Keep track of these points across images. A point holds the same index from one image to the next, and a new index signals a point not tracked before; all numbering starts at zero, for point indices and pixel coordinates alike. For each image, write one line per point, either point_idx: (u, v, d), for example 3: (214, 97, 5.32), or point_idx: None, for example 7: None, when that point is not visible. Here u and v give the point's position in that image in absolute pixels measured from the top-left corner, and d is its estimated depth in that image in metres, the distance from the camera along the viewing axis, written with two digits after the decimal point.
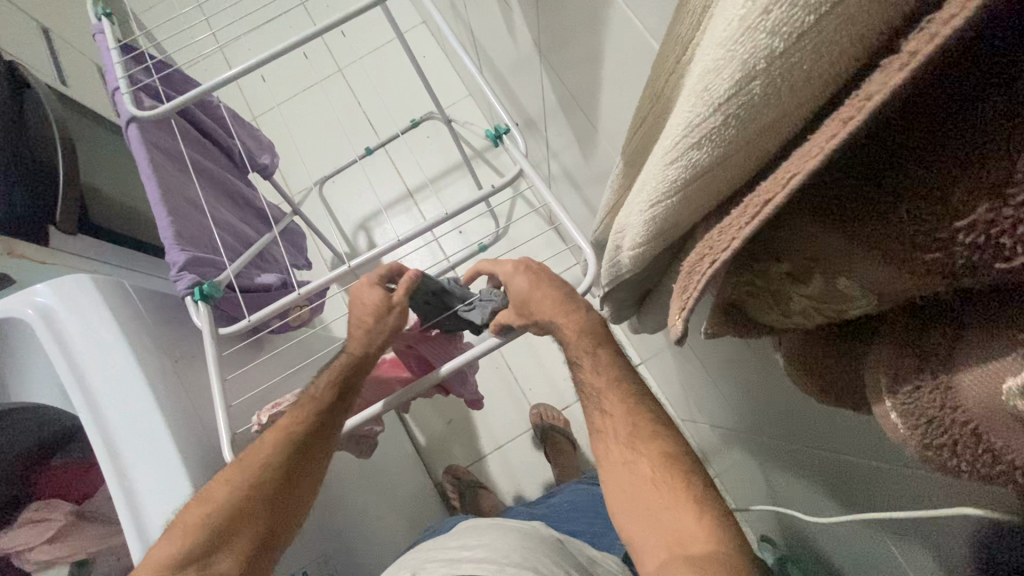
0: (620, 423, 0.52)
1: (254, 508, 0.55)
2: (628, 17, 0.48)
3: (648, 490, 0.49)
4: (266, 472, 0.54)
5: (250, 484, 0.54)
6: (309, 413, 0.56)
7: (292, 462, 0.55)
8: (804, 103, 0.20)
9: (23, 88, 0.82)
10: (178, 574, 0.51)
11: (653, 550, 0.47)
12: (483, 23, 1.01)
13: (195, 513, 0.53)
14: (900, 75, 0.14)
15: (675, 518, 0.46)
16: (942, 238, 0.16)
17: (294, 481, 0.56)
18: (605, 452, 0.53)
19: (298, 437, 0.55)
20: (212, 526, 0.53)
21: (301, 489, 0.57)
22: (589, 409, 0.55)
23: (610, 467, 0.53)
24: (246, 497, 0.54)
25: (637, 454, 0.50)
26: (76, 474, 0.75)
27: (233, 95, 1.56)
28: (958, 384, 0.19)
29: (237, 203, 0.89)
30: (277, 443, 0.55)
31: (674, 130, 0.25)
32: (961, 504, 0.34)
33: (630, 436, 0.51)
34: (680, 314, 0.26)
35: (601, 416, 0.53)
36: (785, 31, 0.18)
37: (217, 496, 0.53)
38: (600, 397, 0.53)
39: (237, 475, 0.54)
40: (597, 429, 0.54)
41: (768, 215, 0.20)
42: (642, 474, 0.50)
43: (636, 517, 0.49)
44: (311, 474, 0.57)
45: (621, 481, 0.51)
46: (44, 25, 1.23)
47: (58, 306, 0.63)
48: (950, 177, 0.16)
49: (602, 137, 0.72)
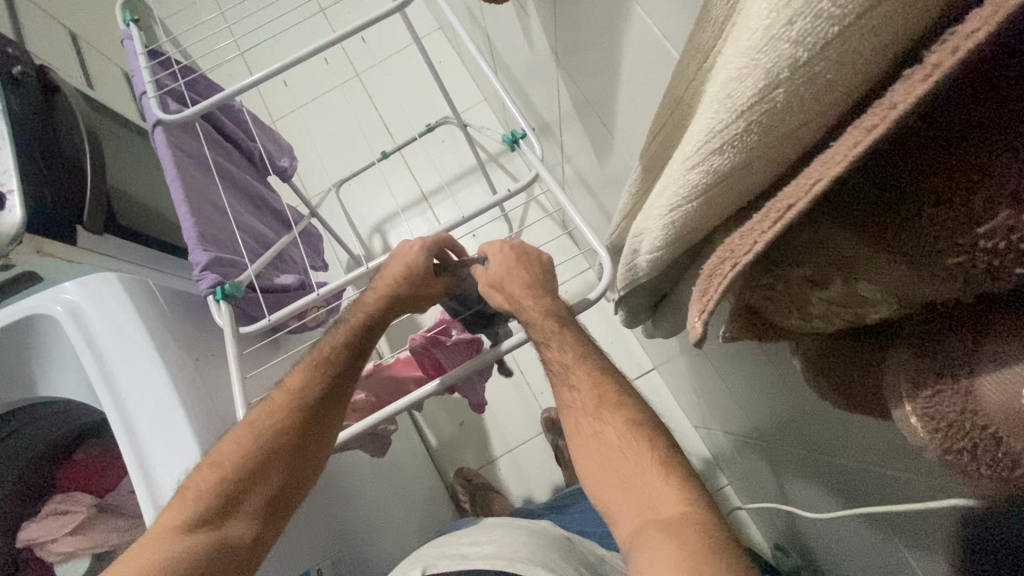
0: (588, 395, 0.51)
1: (262, 470, 0.56)
2: (646, 24, 0.49)
3: (616, 457, 0.49)
4: (274, 434, 0.55)
5: (258, 448, 0.55)
6: (317, 378, 0.56)
7: (300, 425, 0.56)
8: (827, 110, 0.21)
9: (54, 92, 0.85)
10: (188, 534, 0.53)
11: (626, 517, 0.48)
12: (499, 28, 1.03)
13: (204, 478, 0.54)
14: (925, 85, 0.15)
15: (646, 483, 0.47)
16: (964, 244, 0.17)
17: (305, 445, 0.56)
18: (574, 422, 0.53)
19: (307, 398, 0.56)
20: (223, 489, 0.54)
21: (313, 455, 0.57)
22: (558, 384, 0.54)
23: (580, 437, 0.53)
24: (255, 460, 0.55)
25: (603, 423, 0.51)
26: (98, 469, 0.78)
27: (253, 99, 1.59)
28: (980, 389, 0.20)
29: (258, 206, 0.91)
30: (284, 405, 0.55)
31: (695, 136, 0.26)
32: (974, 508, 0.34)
33: (598, 406, 0.51)
34: (699, 318, 0.27)
35: (570, 391, 0.53)
36: (809, 41, 0.18)
37: (226, 460, 0.54)
38: (568, 372, 0.52)
39: (244, 439, 0.54)
40: (565, 405, 0.54)
41: (792, 218, 0.20)
42: (609, 442, 0.50)
43: (607, 485, 0.50)
44: (321, 437, 0.57)
45: (591, 450, 0.51)
46: (73, 31, 1.27)
47: (86, 304, 0.64)
48: (970, 185, 0.17)
49: (618, 142, 0.73)
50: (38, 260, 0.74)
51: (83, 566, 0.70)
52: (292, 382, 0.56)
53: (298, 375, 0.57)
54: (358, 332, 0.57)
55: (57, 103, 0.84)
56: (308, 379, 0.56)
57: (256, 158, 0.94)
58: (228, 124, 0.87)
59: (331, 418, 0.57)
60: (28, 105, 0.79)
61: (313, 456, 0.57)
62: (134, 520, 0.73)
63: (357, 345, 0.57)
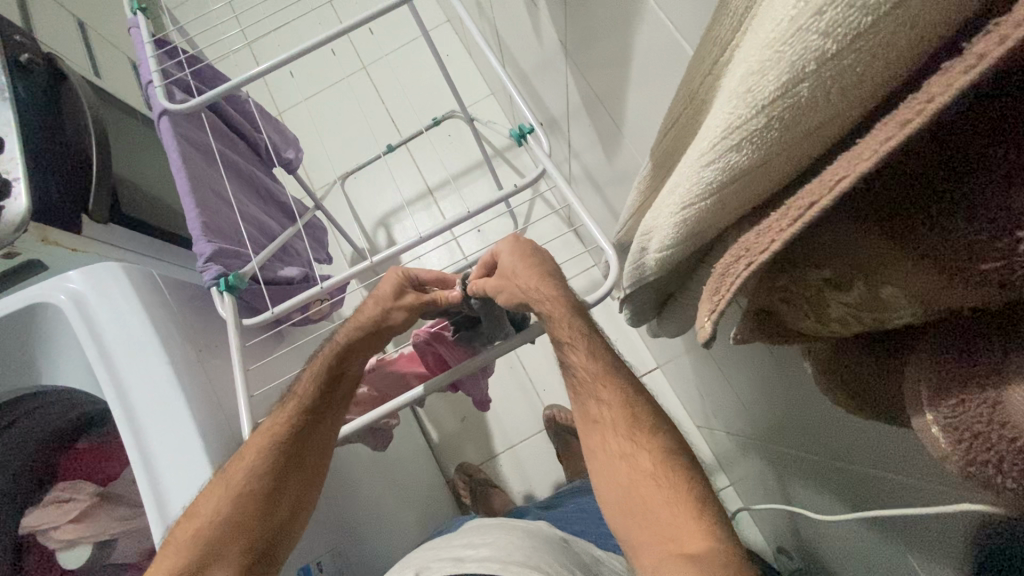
0: (619, 414, 0.52)
1: (245, 514, 0.58)
2: (660, 20, 0.48)
3: (647, 484, 0.50)
4: (250, 480, 0.57)
5: (239, 492, 0.57)
6: (291, 416, 0.58)
7: (278, 466, 0.58)
8: (852, 107, 0.20)
9: (60, 80, 0.85)
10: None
11: (649, 546, 0.48)
12: (509, 23, 1.02)
13: (184, 529, 0.54)
14: (964, 78, 0.14)
15: (676, 517, 0.47)
16: (1000, 248, 0.16)
17: (284, 484, 0.60)
18: (599, 443, 0.54)
19: (281, 443, 0.58)
20: (204, 538, 0.55)
21: (294, 491, 0.60)
22: (584, 400, 0.56)
23: (606, 459, 0.54)
24: (234, 505, 0.56)
25: (636, 448, 0.51)
26: (102, 457, 0.78)
27: (259, 89, 1.58)
28: (1009, 400, 0.19)
29: (263, 198, 0.91)
30: (259, 453, 0.56)
31: (711, 132, 0.25)
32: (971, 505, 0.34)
33: (629, 428, 0.52)
34: (709, 318, 0.26)
35: (597, 406, 0.54)
36: (839, 32, 0.17)
37: (203, 510, 0.55)
38: (595, 386, 0.53)
39: (219, 489, 0.56)
40: (590, 421, 0.55)
41: (813, 218, 0.19)
42: (643, 469, 0.50)
43: (630, 510, 0.51)
44: (301, 471, 0.60)
45: (619, 476, 0.52)
46: (80, 18, 1.26)
47: (88, 290, 0.64)
48: (1011, 184, 0.16)
49: (626, 138, 0.72)
50: (44, 250, 0.74)
51: (84, 556, 0.70)
52: (262, 428, 0.58)
53: (278, 419, 0.58)
54: (329, 367, 0.60)
55: (63, 91, 0.84)
56: (279, 422, 0.58)
57: (262, 149, 0.94)
58: (233, 114, 0.86)
59: (309, 453, 0.60)
60: (34, 92, 0.79)
61: (294, 492, 0.61)
62: (135, 509, 0.73)
63: (326, 386, 0.60)
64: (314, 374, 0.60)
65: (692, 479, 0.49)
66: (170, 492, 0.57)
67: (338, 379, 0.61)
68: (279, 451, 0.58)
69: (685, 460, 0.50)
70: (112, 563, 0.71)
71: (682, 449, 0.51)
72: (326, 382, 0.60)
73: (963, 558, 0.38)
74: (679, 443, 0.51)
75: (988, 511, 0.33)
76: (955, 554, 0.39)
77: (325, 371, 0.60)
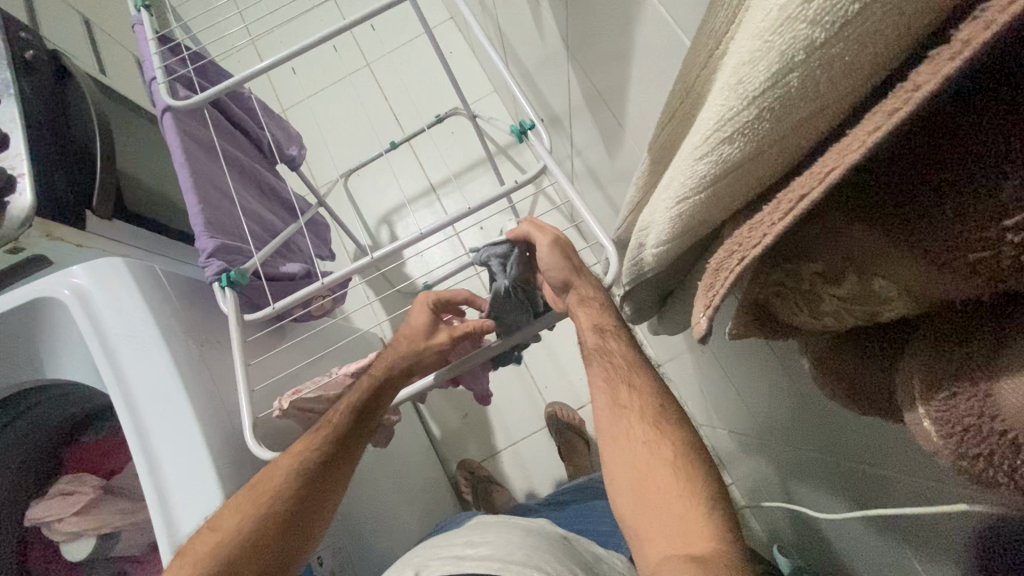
0: (648, 403, 0.53)
1: (265, 535, 0.56)
2: (660, 15, 0.47)
3: (661, 473, 0.50)
4: (277, 501, 0.56)
5: (263, 509, 0.56)
6: (325, 437, 0.58)
7: (306, 488, 0.57)
8: (843, 97, 0.20)
9: (65, 77, 0.86)
10: None
11: (656, 541, 0.48)
12: (512, 20, 1.01)
13: (204, 542, 0.54)
14: (951, 64, 0.14)
15: (686, 513, 0.47)
16: (989, 238, 0.16)
17: (306, 514, 0.58)
18: (622, 429, 0.54)
19: (309, 467, 0.57)
20: (219, 558, 0.53)
21: (316, 516, 0.59)
22: (614, 383, 0.55)
23: (627, 446, 0.53)
24: (256, 527, 0.55)
25: (661, 436, 0.51)
26: (106, 451, 0.79)
27: (263, 86, 1.59)
28: (999, 392, 0.19)
29: (266, 194, 0.91)
30: (290, 470, 0.57)
31: (704, 123, 0.25)
32: (959, 494, 0.34)
33: (656, 418, 0.53)
34: (704, 313, 0.26)
35: (627, 393, 0.54)
36: (827, 21, 0.17)
37: (226, 525, 0.54)
38: (630, 373, 0.55)
39: (244, 505, 0.55)
40: (615, 408, 0.55)
41: (804, 208, 0.19)
42: (663, 457, 0.51)
43: (642, 499, 0.50)
44: (327, 495, 0.59)
45: (638, 462, 0.52)
46: (86, 16, 1.27)
47: (92, 286, 0.65)
48: (1002, 172, 0.16)
49: (627, 135, 0.72)
50: (49, 245, 0.74)
51: (87, 548, 0.71)
52: (292, 449, 0.58)
53: (311, 437, 0.58)
54: (368, 399, 0.58)
55: (68, 87, 0.85)
56: (311, 445, 0.58)
57: (265, 146, 0.94)
58: (236, 111, 0.87)
59: (337, 477, 0.59)
60: (39, 88, 0.79)
61: (315, 518, 0.59)
62: (138, 502, 0.74)
63: (361, 415, 0.58)
64: (355, 396, 0.58)
65: (695, 477, 0.49)
66: (171, 482, 0.57)
67: (371, 408, 0.58)
68: (309, 470, 0.57)
69: (685, 457, 0.50)
70: (115, 555, 0.73)
71: (681, 445, 0.51)
72: (359, 414, 0.58)
73: (961, 555, 0.38)
74: (678, 439, 0.51)
75: (990, 510, 0.32)
76: (953, 551, 0.39)
77: (368, 396, 0.58)
